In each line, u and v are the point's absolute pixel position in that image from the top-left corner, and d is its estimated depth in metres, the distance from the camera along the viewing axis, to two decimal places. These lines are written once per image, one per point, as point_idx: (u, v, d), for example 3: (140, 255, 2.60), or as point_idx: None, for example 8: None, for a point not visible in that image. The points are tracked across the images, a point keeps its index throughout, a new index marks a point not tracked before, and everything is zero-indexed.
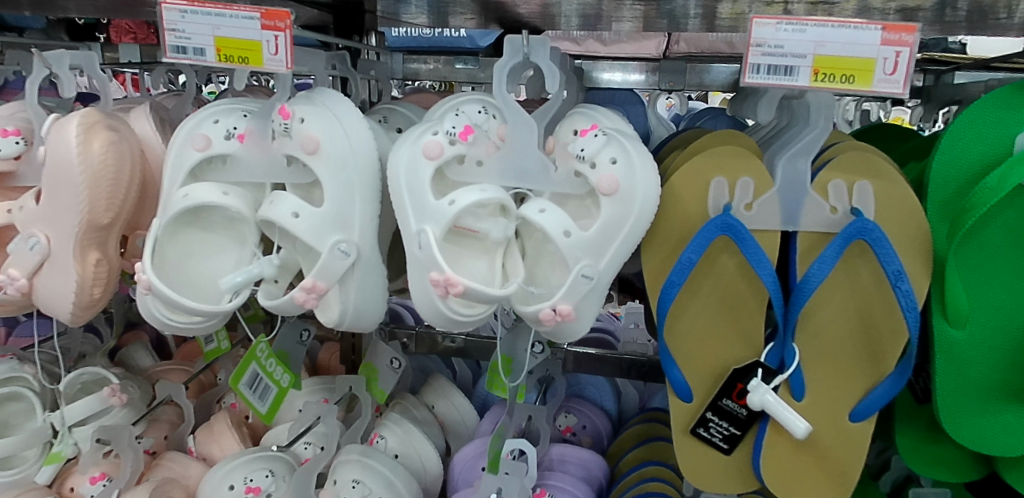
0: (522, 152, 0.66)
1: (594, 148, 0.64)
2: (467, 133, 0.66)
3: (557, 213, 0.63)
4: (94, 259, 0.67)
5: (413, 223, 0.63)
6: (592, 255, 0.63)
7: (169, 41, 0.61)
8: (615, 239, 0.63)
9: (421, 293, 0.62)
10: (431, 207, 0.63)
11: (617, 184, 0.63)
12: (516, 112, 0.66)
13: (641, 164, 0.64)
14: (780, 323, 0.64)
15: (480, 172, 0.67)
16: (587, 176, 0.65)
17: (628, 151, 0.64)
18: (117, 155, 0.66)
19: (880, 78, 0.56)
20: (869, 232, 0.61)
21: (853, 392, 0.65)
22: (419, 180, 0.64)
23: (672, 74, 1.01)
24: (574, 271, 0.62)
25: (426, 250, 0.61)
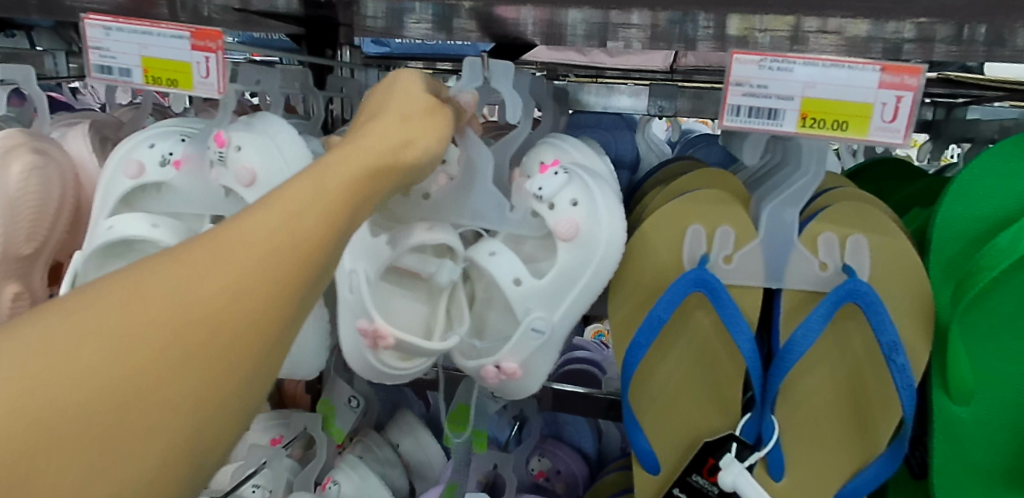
0: (477, 188, 0.60)
1: (553, 188, 0.57)
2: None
3: (509, 259, 0.57)
4: (12, 292, 0.62)
5: (347, 264, 0.57)
6: (546, 307, 0.57)
7: (93, 60, 0.56)
8: (570, 293, 0.57)
9: (349, 342, 0.57)
10: (369, 245, 0.57)
11: (577, 229, 0.56)
12: (476, 148, 0.59)
13: (606, 209, 0.57)
14: (757, 393, 0.57)
15: (427, 208, 0.60)
16: (545, 218, 0.57)
17: (593, 191, 0.57)
18: (40, 180, 0.61)
19: (876, 126, 0.49)
20: (861, 295, 0.55)
21: (837, 472, 0.58)
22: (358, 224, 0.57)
23: (664, 98, 0.94)
24: (523, 327, 0.56)
25: (357, 294, 0.56)
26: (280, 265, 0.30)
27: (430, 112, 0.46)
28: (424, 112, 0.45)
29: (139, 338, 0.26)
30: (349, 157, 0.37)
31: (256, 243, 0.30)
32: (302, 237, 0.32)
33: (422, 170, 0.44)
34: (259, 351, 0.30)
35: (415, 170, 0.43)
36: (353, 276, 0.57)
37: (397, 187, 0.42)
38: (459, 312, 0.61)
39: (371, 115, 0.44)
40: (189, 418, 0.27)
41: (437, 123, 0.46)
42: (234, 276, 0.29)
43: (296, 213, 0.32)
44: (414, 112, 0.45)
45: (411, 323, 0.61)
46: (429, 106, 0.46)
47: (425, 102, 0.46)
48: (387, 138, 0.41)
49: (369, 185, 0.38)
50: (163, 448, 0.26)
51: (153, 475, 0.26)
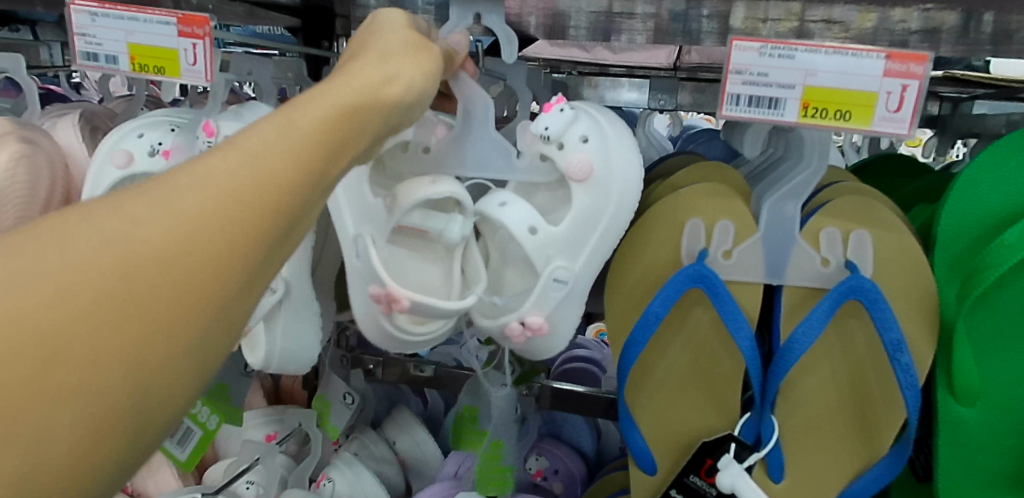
0: (477, 135, 0.56)
1: (560, 126, 0.55)
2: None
3: (522, 206, 0.55)
4: None
5: (349, 226, 0.56)
6: (567, 256, 0.56)
7: (79, 47, 0.55)
8: (590, 237, 0.56)
9: (363, 311, 0.56)
10: (369, 207, 0.56)
11: (591, 169, 0.55)
12: (475, 90, 0.55)
13: (619, 150, 0.56)
14: (757, 393, 0.56)
15: (423, 163, 0.58)
16: (555, 158, 0.56)
17: (604, 132, 0.57)
18: (28, 169, 0.60)
19: (881, 115, 0.47)
20: (864, 292, 0.53)
21: (839, 475, 0.57)
22: (349, 185, 0.55)
23: (664, 91, 0.93)
24: (547, 279, 0.54)
25: (364, 259, 0.55)
26: (246, 195, 0.26)
27: (420, 49, 0.43)
28: (415, 47, 0.43)
29: (87, 272, 0.22)
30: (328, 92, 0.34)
31: (228, 169, 0.27)
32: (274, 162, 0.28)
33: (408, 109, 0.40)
34: (220, 302, 0.26)
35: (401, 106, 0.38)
36: (359, 241, 0.55)
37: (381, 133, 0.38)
38: (475, 270, 0.59)
39: (355, 55, 0.41)
40: (141, 369, 0.23)
41: (427, 57, 0.43)
42: (174, 220, 0.24)
43: (259, 152, 0.28)
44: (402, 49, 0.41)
45: (426, 285, 0.59)
46: (416, 45, 0.43)
47: (411, 39, 0.43)
48: (367, 79, 0.37)
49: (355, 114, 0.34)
50: (110, 399, 0.23)
51: (92, 436, 0.22)
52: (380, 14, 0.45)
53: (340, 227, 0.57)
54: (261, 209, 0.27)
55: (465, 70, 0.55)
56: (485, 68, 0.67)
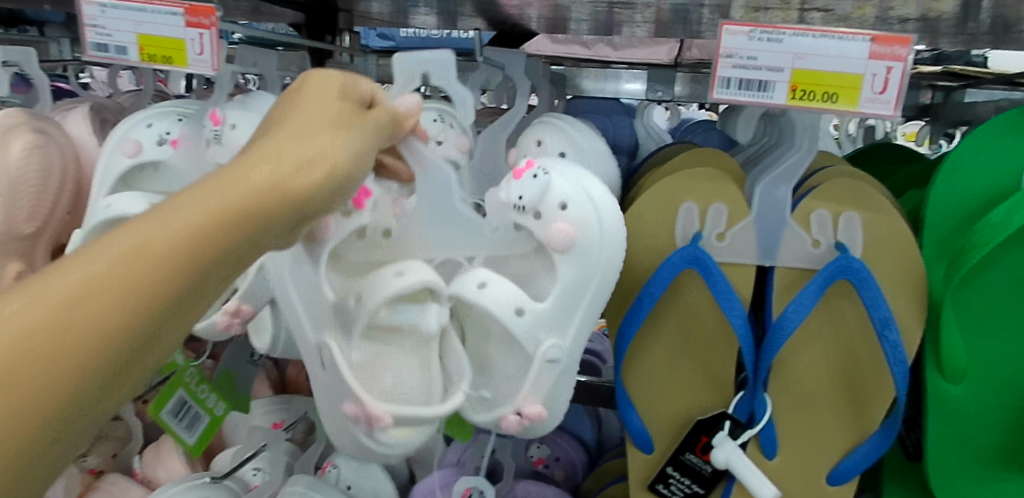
0: (439, 204, 0.52)
1: (534, 194, 0.48)
2: (365, 198, 0.49)
3: (502, 285, 0.49)
4: (15, 271, 0.63)
5: (310, 329, 0.51)
6: (556, 333, 0.49)
7: (90, 38, 0.57)
8: (577, 309, 0.50)
9: (338, 427, 0.51)
10: (326, 308, 0.50)
11: (572, 237, 0.48)
12: (432, 156, 0.51)
13: (607, 215, 0.49)
14: (750, 370, 0.58)
15: (389, 249, 0.53)
16: (533, 229, 0.49)
17: (586, 197, 0.49)
18: (40, 160, 0.62)
19: (867, 97, 0.49)
20: (853, 272, 0.55)
21: (830, 452, 0.58)
22: (304, 280, 0.51)
23: (661, 83, 0.95)
24: (537, 366, 0.49)
25: (332, 370, 0.49)
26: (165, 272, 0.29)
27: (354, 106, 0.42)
28: (349, 104, 0.41)
29: None
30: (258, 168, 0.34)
31: (47, 308, 0.26)
32: (176, 245, 0.30)
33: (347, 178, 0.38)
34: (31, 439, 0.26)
35: (340, 178, 0.38)
36: (324, 348, 0.50)
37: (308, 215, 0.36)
38: (458, 359, 0.52)
39: (283, 105, 0.39)
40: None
41: (362, 122, 0.41)
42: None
43: (86, 289, 0.27)
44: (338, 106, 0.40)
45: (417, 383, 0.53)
46: (346, 104, 0.41)
47: (339, 86, 0.42)
48: (289, 154, 0.35)
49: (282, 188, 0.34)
50: None
51: None
52: (311, 77, 0.41)
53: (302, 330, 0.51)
54: (79, 353, 0.26)
55: (415, 136, 0.50)
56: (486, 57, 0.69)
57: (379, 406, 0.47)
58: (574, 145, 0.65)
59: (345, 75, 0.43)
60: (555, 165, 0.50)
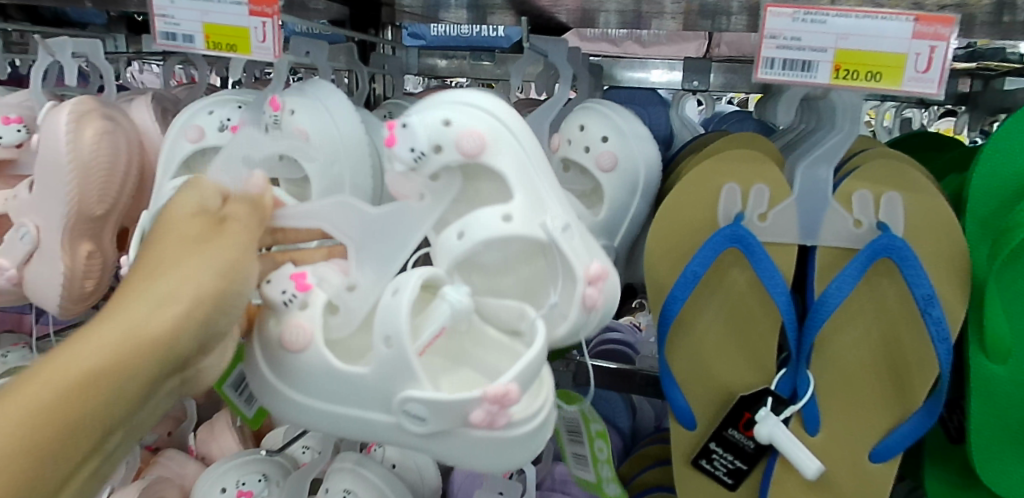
0: (376, 229, 0.50)
1: (420, 131, 0.47)
2: (303, 279, 0.47)
3: (479, 221, 0.47)
4: (85, 251, 0.66)
5: (348, 404, 0.46)
6: (542, 206, 0.47)
7: (159, 28, 0.60)
8: (538, 183, 0.48)
9: (479, 451, 0.44)
10: (341, 374, 0.45)
11: (480, 137, 0.47)
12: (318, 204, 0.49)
13: (488, 99, 0.48)
14: (793, 347, 0.59)
15: (355, 299, 0.49)
16: (445, 159, 0.47)
17: (460, 102, 0.48)
18: (109, 145, 0.64)
19: (910, 76, 0.50)
20: (896, 250, 0.56)
21: (872, 428, 0.59)
22: (295, 370, 0.46)
23: (696, 73, 0.95)
24: (561, 240, 0.46)
25: (428, 417, 0.43)
26: (56, 413, 0.30)
27: (215, 218, 0.43)
28: (204, 219, 0.42)
29: None
30: (146, 306, 0.36)
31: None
32: (79, 367, 0.32)
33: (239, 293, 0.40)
34: None
35: (229, 296, 0.39)
36: (409, 405, 0.43)
37: (209, 342, 0.39)
38: (509, 314, 0.50)
39: (149, 243, 0.41)
40: None
41: (230, 234, 0.42)
42: None
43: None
44: (196, 226, 0.42)
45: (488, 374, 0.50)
46: (206, 217, 0.43)
47: (195, 208, 0.43)
48: (178, 279, 0.37)
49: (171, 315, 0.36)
50: None
51: None
52: (174, 204, 0.44)
53: (340, 410, 0.47)
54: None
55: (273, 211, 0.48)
56: (530, 44, 0.72)
57: (497, 381, 0.41)
58: (617, 129, 0.67)
59: (203, 191, 0.45)
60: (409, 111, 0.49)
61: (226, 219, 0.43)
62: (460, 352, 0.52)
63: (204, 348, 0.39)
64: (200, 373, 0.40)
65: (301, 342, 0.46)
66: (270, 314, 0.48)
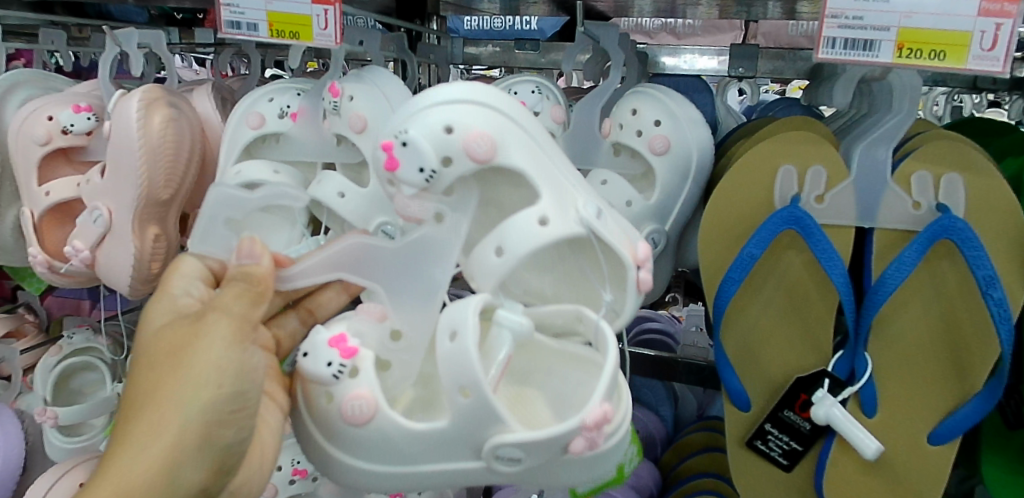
0: (411, 267, 0.45)
1: (422, 151, 0.41)
2: (343, 341, 0.42)
3: (515, 229, 0.41)
4: (153, 234, 0.68)
5: (426, 460, 0.42)
6: (573, 197, 0.42)
7: (224, 16, 0.62)
8: (561, 173, 0.43)
9: (578, 473, 0.41)
10: (417, 432, 0.41)
11: (489, 139, 0.41)
12: (337, 247, 0.44)
13: (462, 90, 0.43)
14: (850, 329, 0.59)
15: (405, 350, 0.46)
16: (456, 170, 0.42)
17: (444, 104, 0.42)
18: (175, 131, 0.66)
19: (975, 54, 0.50)
20: (956, 231, 0.55)
21: (930, 410, 0.59)
22: (366, 439, 0.41)
23: (744, 60, 0.93)
24: (599, 227, 0.41)
25: (520, 459, 0.39)
26: None
27: (188, 315, 0.37)
28: (178, 325, 0.37)
29: None
30: (141, 448, 0.32)
31: None
32: None
33: (247, 396, 0.36)
34: None
35: (234, 406, 0.35)
36: (501, 450, 0.39)
37: (229, 460, 0.35)
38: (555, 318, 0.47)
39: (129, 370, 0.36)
40: None
41: (206, 336, 0.35)
42: None
43: None
44: (171, 332, 0.36)
45: (565, 400, 0.47)
46: (182, 316, 0.38)
47: (171, 314, 0.38)
48: (175, 399, 0.33)
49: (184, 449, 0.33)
50: None
51: None
52: (148, 314, 0.39)
53: (417, 469, 0.42)
54: None
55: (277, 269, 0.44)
56: (585, 29, 0.73)
57: (591, 407, 0.38)
58: (670, 113, 0.67)
59: (176, 291, 0.40)
60: (397, 122, 0.43)
61: (198, 313, 0.37)
62: (527, 374, 0.49)
63: (222, 470, 0.35)
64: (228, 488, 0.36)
65: (368, 404, 0.40)
66: (316, 388, 0.43)
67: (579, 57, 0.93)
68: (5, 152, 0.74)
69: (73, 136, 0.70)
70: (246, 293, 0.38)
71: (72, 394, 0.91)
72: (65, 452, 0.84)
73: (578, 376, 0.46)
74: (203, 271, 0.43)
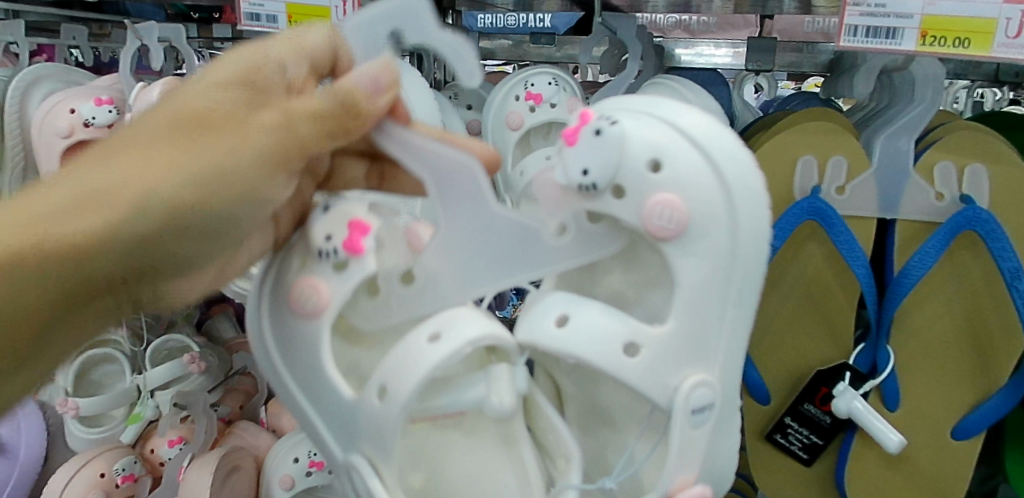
0: (496, 242, 0.38)
1: (599, 161, 0.36)
2: (360, 236, 0.37)
3: (587, 314, 0.36)
4: None
5: (334, 433, 0.39)
6: (704, 368, 0.38)
7: (245, 9, 0.62)
8: (728, 308, 0.38)
9: None
10: (343, 410, 0.37)
11: (677, 210, 0.36)
12: (449, 149, 0.36)
13: (713, 142, 0.36)
14: (872, 321, 0.58)
15: (415, 297, 0.38)
16: (609, 208, 0.37)
17: (677, 135, 0.36)
18: None
19: (1000, 42, 0.49)
20: (980, 222, 0.55)
21: (954, 405, 0.58)
22: (297, 338, 0.38)
23: (762, 52, 0.91)
24: (676, 426, 0.36)
25: None
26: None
27: (257, 91, 0.32)
28: (232, 97, 0.31)
29: None
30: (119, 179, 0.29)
31: None
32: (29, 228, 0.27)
33: (235, 221, 0.32)
34: None
35: (215, 203, 0.30)
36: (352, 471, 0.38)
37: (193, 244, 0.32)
38: (555, 432, 0.40)
39: (165, 104, 0.31)
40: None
41: (248, 136, 0.31)
42: None
43: None
44: (224, 100, 0.31)
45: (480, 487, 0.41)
46: (250, 89, 0.32)
47: (249, 68, 0.32)
48: (174, 165, 0.29)
49: (128, 232, 0.29)
50: None
51: None
52: (226, 57, 0.33)
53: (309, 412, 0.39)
54: None
55: (391, 118, 0.36)
56: (603, 19, 0.73)
57: None
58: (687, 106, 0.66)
59: (274, 56, 0.33)
60: (621, 111, 0.38)
61: (269, 103, 0.32)
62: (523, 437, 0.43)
63: (166, 254, 0.31)
64: (168, 277, 0.32)
65: (318, 309, 0.37)
66: (298, 249, 0.39)
67: (596, 50, 0.93)
68: (28, 147, 0.75)
69: (95, 129, 0.71)
70: (331, 127, 0.33)
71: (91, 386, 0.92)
72: (85, 442, 0.84)
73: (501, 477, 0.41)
74: (321, 53, 0.35)
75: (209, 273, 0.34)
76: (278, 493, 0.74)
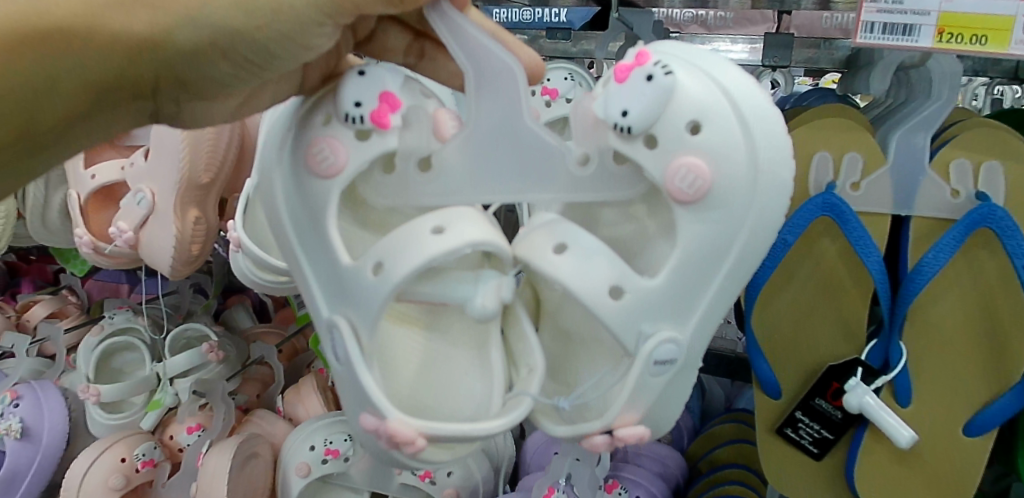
0: (515, 147, 0.40)
1: (639, 107, 0.37)
2: (388, 111, 0.39)
3: (583, 240, 0.39)
4: (193, 216, 0.69)
5: (328, 295, 0.40)
6: (673, 323, 0.40)
7: None
8: (717, 276, 0.40)
9: (357, 432, 0.41)
10: (343, 275, 0.39)
11: (702, 180, 0.37)
12: (496, 48, 0.38)
13: (763, 134, 0.37)
14: (886, 317, 0.59)
15: (428, 183, 0.41)
16: (636, 155, 0.38)
17: (724, 102, 0.37)
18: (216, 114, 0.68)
19: (1017, 39, 0.49)
20: (995, 219, 0.55)
21: (966, 401, 0.58)
22: (309, 196, 0.39)
23: (778, 48, 0.89)
24: (642, 368, 0.39)
25: (344, 365, 0.39)
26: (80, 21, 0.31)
27: None
28: None
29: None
30: None
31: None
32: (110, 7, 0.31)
33: (273, 57, 0.33)
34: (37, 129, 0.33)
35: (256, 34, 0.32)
36: (334, 330, 0.40)
37: (238, 69, 0.34)
38: (527, 347, 0.43)
39: None
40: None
41: None
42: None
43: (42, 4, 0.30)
44: None
45: (454, 393, 0.44)
46: None
47: None
48: None
49: (176, 35, 0.31)
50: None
51: None
52: None
53: (305, 264, 0.41)
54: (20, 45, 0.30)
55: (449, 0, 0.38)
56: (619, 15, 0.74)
57: (402, 423, 0.36)
58: None
59: None
60: (676, 60, 0.39)
61: None
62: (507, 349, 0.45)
63: (209, 70, 0.33)
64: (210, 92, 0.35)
65: (334, 170, 0.39)
66: (325, 103, 0.40)
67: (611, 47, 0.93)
68: None
69: None
70: None
71: (113, 374, 0.95)
72: (106, 427, 0.87)
73: (476, 388, 0.44)
74: None
75: (234, 100, 0.37)
76: (295, 481, 0.76)
